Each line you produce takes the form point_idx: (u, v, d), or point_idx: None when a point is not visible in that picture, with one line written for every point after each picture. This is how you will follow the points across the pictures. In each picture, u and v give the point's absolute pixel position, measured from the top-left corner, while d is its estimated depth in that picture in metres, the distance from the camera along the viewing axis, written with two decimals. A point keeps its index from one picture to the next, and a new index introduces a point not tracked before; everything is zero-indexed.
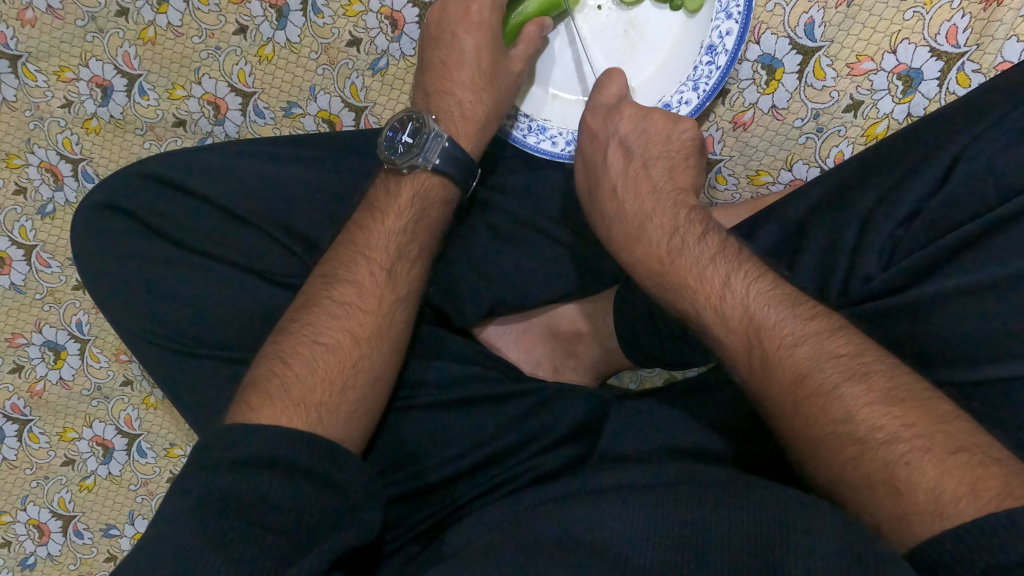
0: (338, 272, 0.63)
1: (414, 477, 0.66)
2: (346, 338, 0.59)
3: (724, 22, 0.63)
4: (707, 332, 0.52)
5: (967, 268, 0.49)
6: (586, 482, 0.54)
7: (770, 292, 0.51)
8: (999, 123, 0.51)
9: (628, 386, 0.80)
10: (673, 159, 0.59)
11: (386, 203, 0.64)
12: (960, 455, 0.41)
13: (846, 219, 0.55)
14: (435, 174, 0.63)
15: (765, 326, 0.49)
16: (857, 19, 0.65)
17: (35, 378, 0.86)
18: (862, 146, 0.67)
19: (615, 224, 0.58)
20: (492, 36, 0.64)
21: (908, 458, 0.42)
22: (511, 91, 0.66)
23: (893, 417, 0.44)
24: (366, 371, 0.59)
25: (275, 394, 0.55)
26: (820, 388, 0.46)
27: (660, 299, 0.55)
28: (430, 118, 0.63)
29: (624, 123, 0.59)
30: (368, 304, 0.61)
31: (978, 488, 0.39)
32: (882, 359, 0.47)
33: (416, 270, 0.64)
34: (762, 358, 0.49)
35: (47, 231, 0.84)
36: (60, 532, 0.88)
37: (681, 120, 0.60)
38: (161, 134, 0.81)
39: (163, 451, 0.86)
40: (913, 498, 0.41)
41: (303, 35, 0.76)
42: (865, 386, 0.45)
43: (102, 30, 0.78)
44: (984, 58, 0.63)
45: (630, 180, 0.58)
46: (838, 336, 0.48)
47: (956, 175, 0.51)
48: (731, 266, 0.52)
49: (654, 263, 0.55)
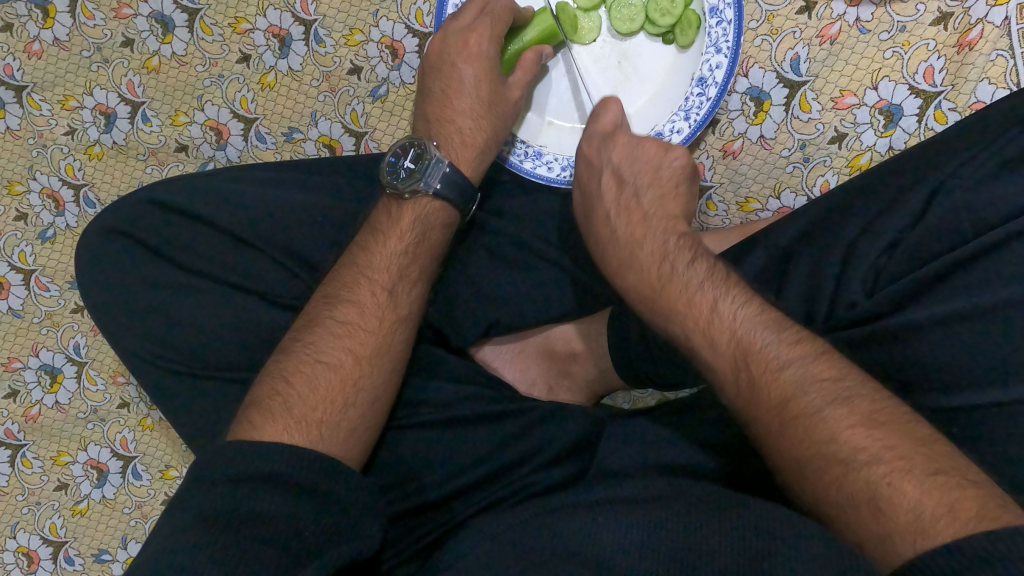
0: (340, 292, 0.64)
1: (412, 495, 0.66)
2: (347, 358, 0.60)
3: (713, 56, 0.66)
4: (696, 356, 0.54)
5: (947, 295, 0.51)
6: (583, 499, 0.56)
7: (756, 317, 0.52)
8: (972, 160, 0.54)
9: (622, 406, 0.82)
10: (665, 186, 0.60)
11: (388, 227, 0.65)
12: (938, 477, 0.43)
13: (832, 249, 0.57)
14: (436, 199, 0.65)
15: (753, 348, 0.51)
16: (841, 56, 0.68)
17: (31, 403, 0.85)
18: (847, 177, 0.70)
19: (608, 248, 0.60)
20: (492, 66, 0.66)
21: (889, 479, 0.44)
22: (510, 118, 0.68)
23: (875, 439, 0.46)
24: (366, 392, 0.60)
25: (277, 412, 0.56)
26: (805, 411, 0.48)
27: (652, 323, 0.57)
28: (431, 146, 0.65)
29: (618, 151, 0.61)
30: (368, 326, 0.62)
31: (955, 509, 0.41)
32: (863, 384, 0.49)
33: (417, 291, 0.65)
34: (749, 381, 0.50)
35: (46, 256, 0.84)
36: (50, 560, 0.86)
37: (672, 148, 0.61)
38: (163, 159, 0.82)
39: (159, 473, 0.86)
40: (895, 517, 0.43)
41: (305, 63, 0.78)
42: (847, 408, 0.47)
43: (107, 60, 0.79)
44: (959, 97, 0.67)
45: (623, 207, 0.60)
46: (821, 360, 0.50)
47: (935, 210, 0.54)
48: (719, 290, 0.54)
49: (646, 288, 0.56)
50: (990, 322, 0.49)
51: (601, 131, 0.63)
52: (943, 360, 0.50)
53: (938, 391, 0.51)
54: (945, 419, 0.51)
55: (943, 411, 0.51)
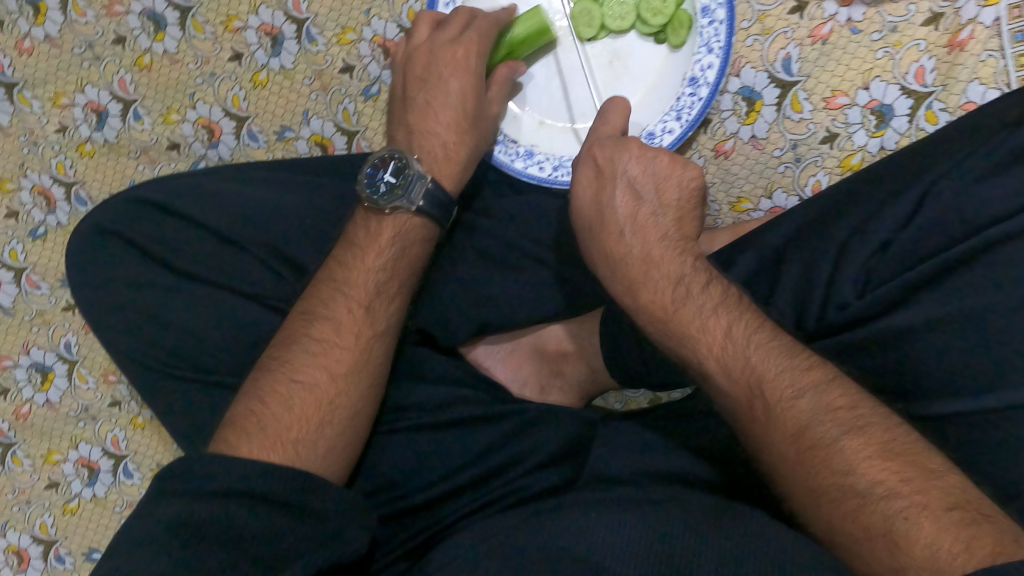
0: (317, 309, 0.63)
1: (402, 496, 0.65)
2: (323, 376, 0.59)
3: (705, 56, 0.66)
4: (710, 381, 0.53)
5: (935, 296, 0.51)
6: (571, 505, 0.55)
7: (770, 344, 0.52)
8: (961, 163, 0.54)
9: (614, 407, 0.81)
10: (682, 208, 0.59)
11: (366, 242, 0.64)
12: (955, 511, 0.43)
13: (822, 251, 0.57)
14: (417, 215, 0.64)
15: (767, 377, 0.51)
16: (832, 56, 0.68)
17: (22, 401, 0.85)
18: (839, 177, 0.70)
19: (619, 267, 0.58)
20: (478, 81, 0.66)
21: (906, 513, 0.43)
22: (489, 134, 0.68)
23: (891, 471, 0.45)
24: (342, 410, 0.59)
25: (252, 432, 0.55)
26: (822, 440, 0.47)
27: (664, 346, 0.56)
28: (413, 159, 0.63)
29: (634, 163, 0.59)
30: (345, 344, 0.61)
31: (972, 546, 0.41)
32: (876, 411, 0.48)
33: (395, 305, 0.64)
34: (764, 408, 0.50)
35: (38, 253, 0.84)
36: (41, 558, 0.86)
37: (688, 167, 0.59)
38: (154, 157, 0.82)
39: (150, 472, 0.86)
40: (911, 552, 0.43)
41: (297, 62, 0.77)
42: (864, 439, 0.46)
43: (98, 58, 0.79)
44: (950, 97, 0.66)
45: (639, 224, 0.58)
46: (834, 387, 0.49)
47: (924, 212, 0.54)
48: (732, 315, 0.54)
49: (658, 311, 0.56)
50: (977, 323, 0.48)
51: (612, 139, 0.61)
52: (932, 362, 0.50)
53: (927, 395, 0.51)
54: (935, 422, 0.50)
55: (931, 414, 0.50)
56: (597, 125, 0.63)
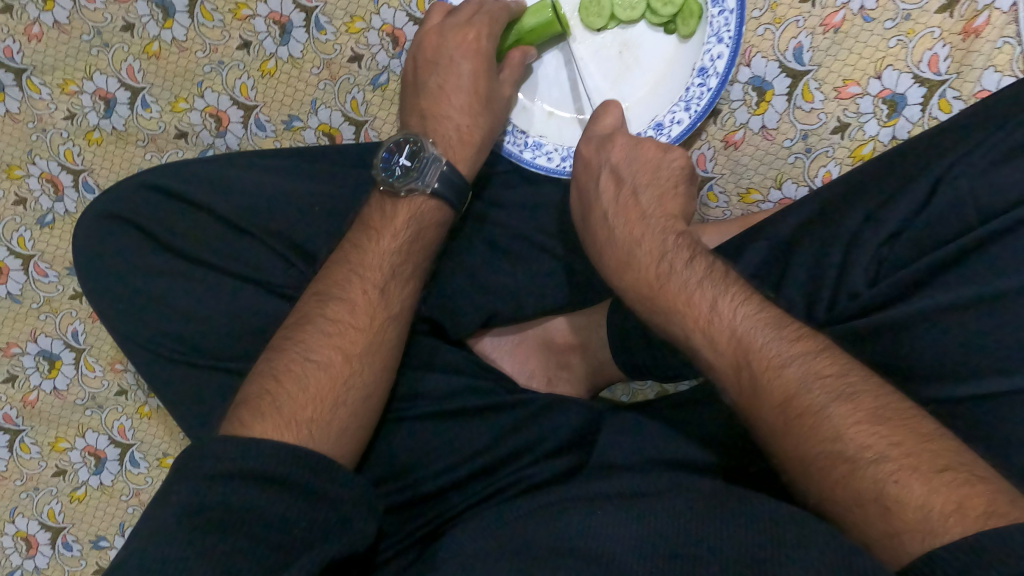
0: (332, 290, 0.62)
1: (412, 486, 0.65)
2: (338, 356, 0.59)
3: (715, 45, 0.65)
4: (698, 355, 0.53)
5: (949, 285, 0.50)
6: (578, 492, 0.55)
7: (757, 315, 0.51)
8: (977, 149, 0.53)
9: (621, 399, 0.81)
10: (663, 186, 0.59)
11: (382, 224, 0.64)
12: (946, 473, 0.42)
13: (833, 240, 0.56)
14: (433, 197, 0.64)
15: (754, 347, 0.50)
16: (844, 45, 0.68)
17: (29, 388, 0.85)
18: (849, 167, 0.69)
19: (607, 249, 0.59)
20: (488, 63, 0.65)
21: (896, 476, 0.43)
22: (503, 117, 0.68)
23: (881, 436, 0.44)
24: (356, 390, 0.59)
25: (267, 410, 0.55)
26: (809, 409, 0.47)
27: (652, 323, 0.56)
28: (428, 142, 0.63)
29: (615, 152, 0.60)
30: (359, 325, 0.60)
31: (964, 506, 0.40)
32: (867, 379, 0.47)
33: (409, 289, 0.64)
34: (751, 379, 0.50)
35: (46, 241, 0.85)
36: (48, 545, 0.86)
37: (670, 150, 0.60)
38: (162, 146, 0.82)
39: (156, 460, 0.86)
40: (903, 516, 0.42)
41: (305, 50, 0.77)
42: (852, 405, 0.46)
43: (107, 45, 0.79)
44: (964, 85, 0.66)
45: (621, 207, 0.58)
46: (823, 356, 0.49)
47: (938, 198, 0.53)
48: (718, 288, 0.53)
49: (644, 288, 0.55)
50: (993, 311, 0.48)
51: (599, 135, 0.63)
52: (945, 350, 0.49)
53: (937, 384, 0.50)
54: (947, 410, 0.50)
55: (945, 403, 0.50)
56: (588, 125, 0.65)
